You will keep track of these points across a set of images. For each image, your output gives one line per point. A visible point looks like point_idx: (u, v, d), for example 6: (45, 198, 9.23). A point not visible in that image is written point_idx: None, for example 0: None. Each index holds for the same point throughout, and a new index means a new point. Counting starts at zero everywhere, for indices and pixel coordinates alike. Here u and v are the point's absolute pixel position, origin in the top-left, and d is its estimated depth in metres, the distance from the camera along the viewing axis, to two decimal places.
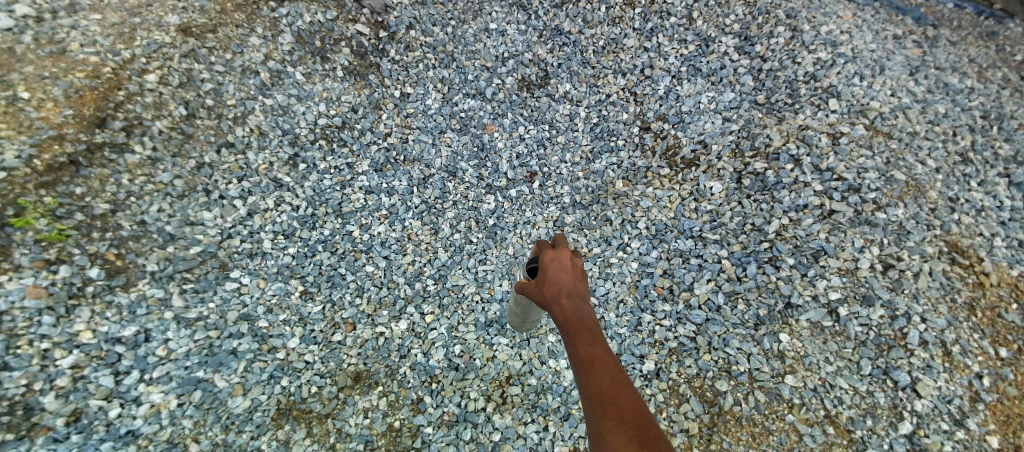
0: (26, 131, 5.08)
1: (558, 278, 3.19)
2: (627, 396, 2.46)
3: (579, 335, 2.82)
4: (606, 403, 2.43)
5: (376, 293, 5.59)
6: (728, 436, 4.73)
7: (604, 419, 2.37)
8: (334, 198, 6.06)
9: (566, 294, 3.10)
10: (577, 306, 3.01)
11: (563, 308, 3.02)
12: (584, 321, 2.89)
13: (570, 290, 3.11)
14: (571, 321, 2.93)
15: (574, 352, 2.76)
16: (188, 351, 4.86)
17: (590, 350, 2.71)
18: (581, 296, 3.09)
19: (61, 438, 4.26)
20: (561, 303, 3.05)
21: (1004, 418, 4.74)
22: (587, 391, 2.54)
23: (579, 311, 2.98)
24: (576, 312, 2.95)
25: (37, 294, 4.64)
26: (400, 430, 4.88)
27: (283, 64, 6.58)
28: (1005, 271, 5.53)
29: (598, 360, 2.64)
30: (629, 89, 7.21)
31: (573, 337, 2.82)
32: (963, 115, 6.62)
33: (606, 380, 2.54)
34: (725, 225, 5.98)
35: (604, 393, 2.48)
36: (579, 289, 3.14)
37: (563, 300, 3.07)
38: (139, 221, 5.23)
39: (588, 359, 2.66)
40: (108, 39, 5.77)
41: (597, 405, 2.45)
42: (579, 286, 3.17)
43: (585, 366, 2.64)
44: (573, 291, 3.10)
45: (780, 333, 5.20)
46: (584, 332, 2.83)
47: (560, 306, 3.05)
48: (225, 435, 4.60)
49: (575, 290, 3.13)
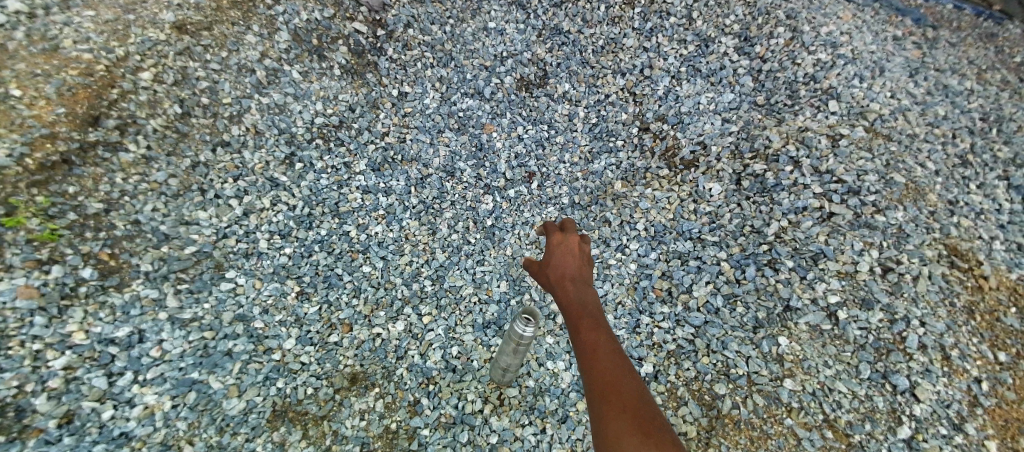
0: (18, 129, 5.01)
1: (562, 260, 3.13)
2: (628, 384, 2.44)
3: (583, 322, 2.77)
4: (607, 390, 2.41)
5: (372, 294, 5.55)
6: (727, 440, 4.69)
7: (607, 409, 2.33)
8: (331, 198, 6.02)
9: (570, 278, 3.05)
10: (580, 290, 2.98)
11: (566, 292, 2.98)
12: (586, 308, 2.85)
13: (573, 274, 3.05)
14: (573, 307, 2.88)
15: (576, 340, 2.71)
16: (182, 352, 4.82)
17: (593, 338, 2.67)
18: (585, 281, 3.06)
19: (53, 440, 4.19)
20: (564, 289, 2.99)
21: (1003, 423, 4.73)
22: (589, 381, 2.50)
23: (583, 296, 2.93)
24: (579, 298, 2.91)
25: (29, 294, 4.57)
26: (396, 432, 4.82)
27: (280, 63, 6.52)
28: (1004, 275, 5.52)
29: (601, 349, 2.60)
30: (628, 90, 7.18)
31: (576, 324, 2.78)
32: (962, 117, 6.61)
33: (609, 368, 2.50)
34: (724, 227, 5.96)
35: (605, 382, 2.44)
36: (583, 273, 3.10)
37: (566, 284, 3.02)
38: (132, 220, 5.17)
39: (592, 348, 2.62)
40: (102, 36, 5.70)
41: (599, 395, 2.41)
42: (583, 270, 3.13)
43: (587, 355, 2.60)
44: (577, 275, 3.06)
45: (779, 336, 5.18)
46: (587, 319, 2.78)
47: (563, 289, 3.00)
48: (219, 437, 4.54)
49: (579, 274, 3.09)
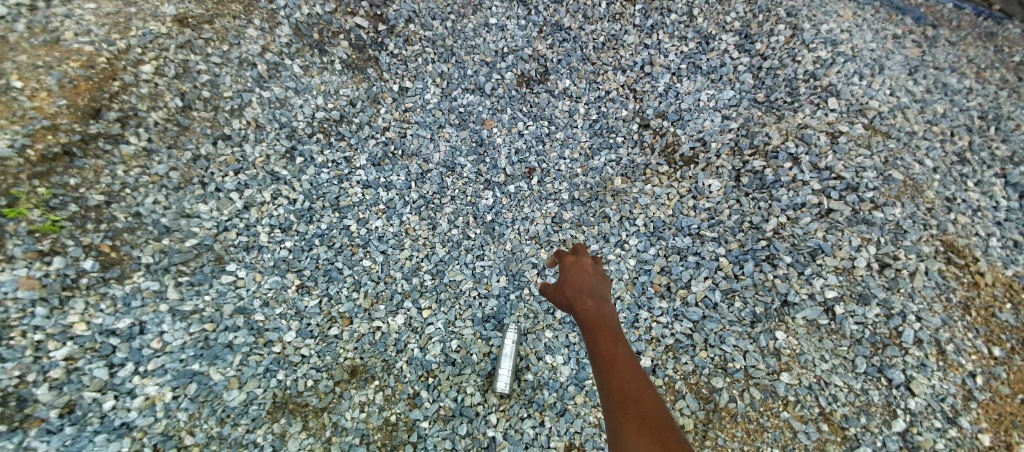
0: (20, 121, 5.02)
1: (578, 275, 3.03)
2: (648, 399, 2.48)
3: (604, 337, 2.76)
4: (628, 404, 2.45)
5: (372, 288, 5.58)
6: (724, 432, 4.76)
7: (625, 418, 2.40)
8: (331, 192, 6.04)
9: (587, 292, 2.97)
10: (598, 305, 2.90)
11: (584, 306, 2.90)
12: (605, 321, 2.83)
13: (590, 288, 2.97)
14: (592, 320, 2.85)
15: (595, 350, 2.74)
16: (182, 344, 4.85)
17: (611, 350, 2.71)
18: (603, 295, 2.97)
19: (54, 430, 4.25)
20: (581, 302, 2.93)
21: (997, 416, 4.76)
22: (608, 393, 2.54)
23: (603, 310, 2.88)
24: (597, 311, 2.86)
25: (31, 285, 4.59)
26: (395, 424, 4.88)
27: (281, 57, 6.53)
28: (1000, 271, 5.54)
29: (619, 360, 2.65)
30: (628, 86, 7.20)
31: (594, 337, 2.78)
32: (960, 115, 6.64)
33: (627, 379, 2.56)
34: (723, 223, 5.99)
35: (624, 393, 2.50)
36: (600, 287, 3.01)
37: (584, 298, 2.94)
38: (134, 213, 5.19)
39: (612, 359, 2.67)
40: (103, 29, 5.70)
41: (620, 408, 2.46)
42: (601, 284, 3.03)
43: (605, 366, 2.65)
44: (594, 289, 2.98)
45: (777, 331, 5.21)
46: (606, 333, 2.78)
47: (580, 303, 2.92)
48: (219, 428, 4.60)
49: (596, 288, 3.00)
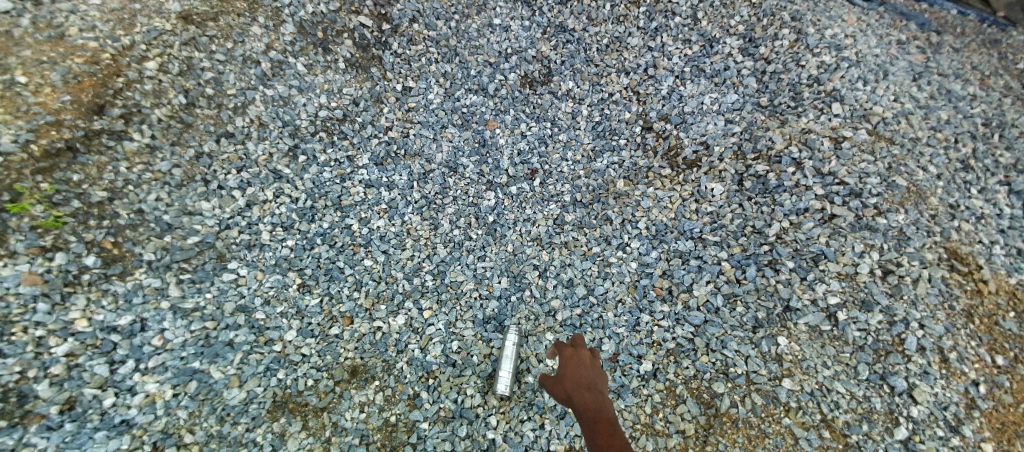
0: (24, 116, 5.02)
1: (578, 368, 3.39)
2: None
3: (602, 428, 3.06)
4: None
5: (374, 288, 5.57)
6: (724, 438, 4.77)
7: None
8: (334, 191, 6.04)
9: (586, 385, 3.30)
10: (596, 398, 3.23)
11: (584, 397, 3.22)
12: (602, 413, 3.15)
13: (589, 382, 3.32)
14: (591, 411, 3.16)
15: (593, 439, 3.03)
16: (183, 342, 4.84)
17: (609, 439, 3.00)
18: (600, 389, 3.31)
19: (55, 426, 4.25)
20: (581, 394, 3.26)
21: (999, 425, 4.75)
22: None
23: (600, 403, 3.21)
24: (595, 403, 3.19)
25: (33, 281, 4.58)
26: (396, 425, 4.88)
27: (285, 55, 6.52)
28: (1003, 279, 5.53)
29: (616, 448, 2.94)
30: (631, 89, 7.19)
31: (593, 426, 3.08)
32: (964, 122, 6.63)
33: None
34: (726, 227, 5.98)
35: None
36: (597, 381, 3.35)
37: (583, 390, 3.27)
38: (136, 210, 5.19)
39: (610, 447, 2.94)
40: (107, 25, 5.69)
41: None
42: (597, 378, 3.37)
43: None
44: (592, 383, 3.32)
45: (778, 337, 5.21)
46: (604, 423, 3.09)
47: (580, 395, 3.24)
48: (219, 426, 4.59)
49: (593, 381, 3.34)
